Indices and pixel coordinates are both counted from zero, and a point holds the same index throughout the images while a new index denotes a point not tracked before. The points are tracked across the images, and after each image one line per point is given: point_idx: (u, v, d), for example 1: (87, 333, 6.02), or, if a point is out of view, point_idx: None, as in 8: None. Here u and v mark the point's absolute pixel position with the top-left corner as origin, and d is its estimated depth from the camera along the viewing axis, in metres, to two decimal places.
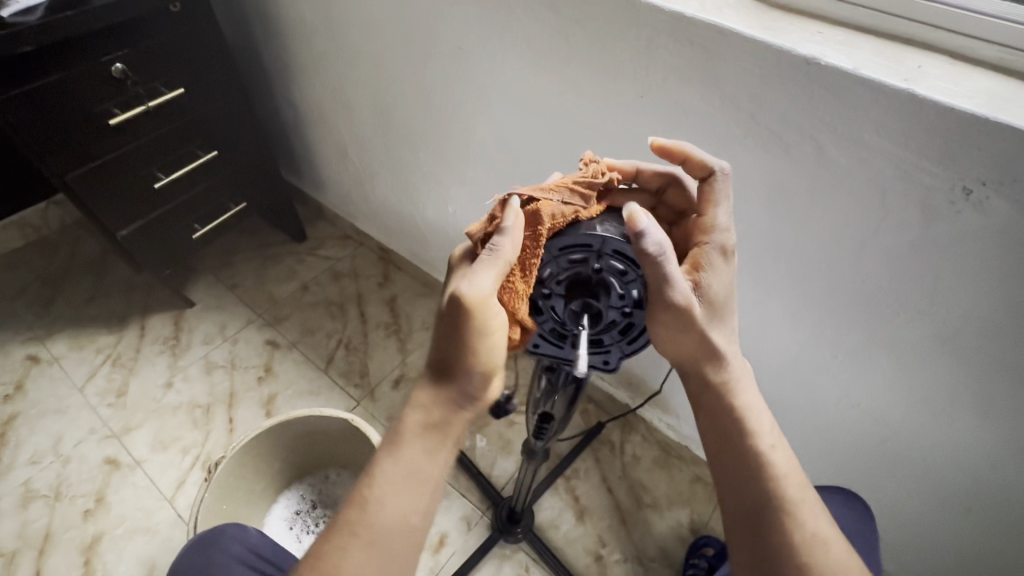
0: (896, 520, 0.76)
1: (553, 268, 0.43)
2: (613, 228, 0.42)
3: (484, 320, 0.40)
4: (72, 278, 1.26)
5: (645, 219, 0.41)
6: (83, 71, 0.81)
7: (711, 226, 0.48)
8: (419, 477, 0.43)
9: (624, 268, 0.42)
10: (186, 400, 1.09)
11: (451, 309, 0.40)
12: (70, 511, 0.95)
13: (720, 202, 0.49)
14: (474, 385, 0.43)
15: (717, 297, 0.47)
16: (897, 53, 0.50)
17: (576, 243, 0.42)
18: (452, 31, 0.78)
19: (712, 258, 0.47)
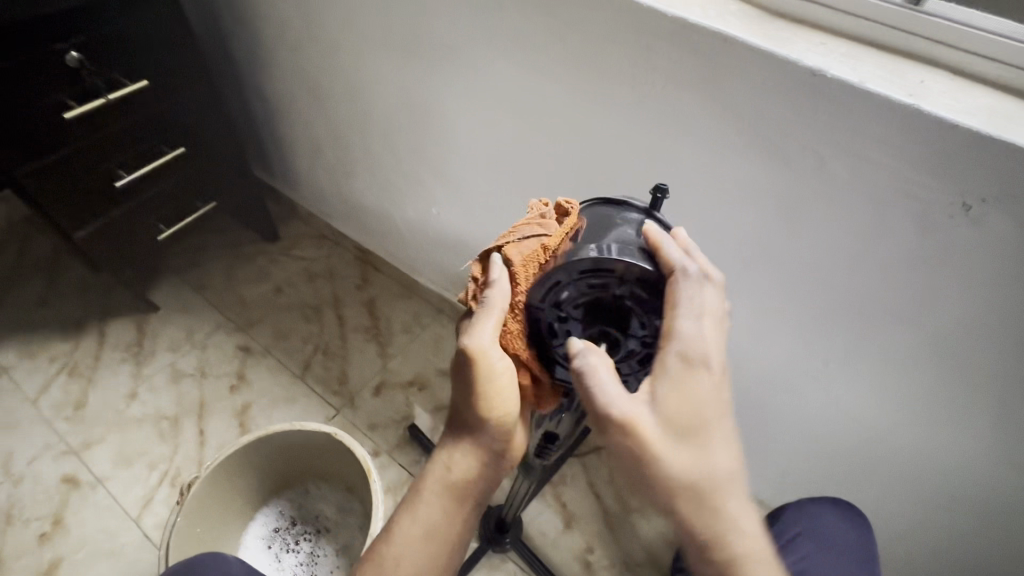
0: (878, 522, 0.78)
1: (572, 293, 0.41)
2: (634, 253, 0.41)
3: (487, 371, 0.45)
4: (20, 280, 1.17)
5: (585, 350, 0.41)
6: (34, 60, 0.74)
7: (669, 335, 0.41)
8: (441, 534, 0.48)
9: (645, 297, 0.41)
10: (152, 411, 1.02)
11: (460, 362, 0.45)
12: (24, 534, 0.88)
13: (685, 309, 0.40)
14: (485, 436, 0.48)
15: (681, 412, 0.41)
16: (900, 67, 0.49)
17: (599, 269, 0.40)
18: (439, 27, 0.74)
19: (673, 368, 0.41)
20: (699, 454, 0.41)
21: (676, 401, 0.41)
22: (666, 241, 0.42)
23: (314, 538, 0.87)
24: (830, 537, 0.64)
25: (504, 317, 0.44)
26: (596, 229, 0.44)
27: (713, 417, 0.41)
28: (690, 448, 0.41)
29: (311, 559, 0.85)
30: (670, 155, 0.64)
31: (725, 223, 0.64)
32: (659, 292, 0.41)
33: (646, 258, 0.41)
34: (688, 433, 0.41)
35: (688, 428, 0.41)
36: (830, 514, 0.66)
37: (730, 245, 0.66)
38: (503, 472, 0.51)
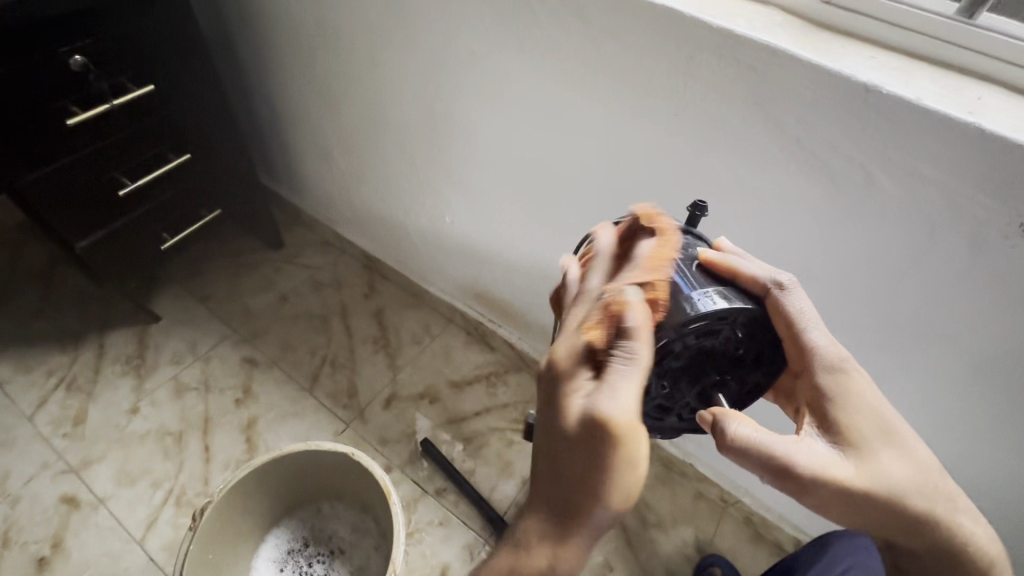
0: None
1: (679, 346, 0.41)
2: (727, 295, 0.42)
3: (633, 452, 0.37)
4: (14, 291, 1.12)
5: (738, 422, 0.40)
6: (37, 65, 0.71)
7: (804, 349, 0.43)
8: None
9: (739, 335, 0.43)
10: (154, 427, 0.99)
11: (600, 440, 0.37)
12: (22, 559, 0.84)
13: (806, 322, 0.43)
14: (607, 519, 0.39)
15: (865, 432, 0.41)
16: (956, 82, 0.48)
17: (707, 320, 0.40)
18: (465, 34, 0.72)
19: (830, 386, 0.42)
20: (910, 460, 0.40)
21: (854, 422, 0.41)
22: (739, 264, 0.44)
23: (328, 560, 0.84)
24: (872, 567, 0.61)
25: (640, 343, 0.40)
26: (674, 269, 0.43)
27: (896, 421, 0.41)
28: (895, 461, 0.40)
29: None
30: (706, 168, 0.62)
31: (763, 238, 0.63)
32: (758, 327, 0.43)
33: (738, 297, 0.42)
34: (888, 454, 0.40)
35: (881, 445, 0.41)
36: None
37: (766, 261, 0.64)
38: None
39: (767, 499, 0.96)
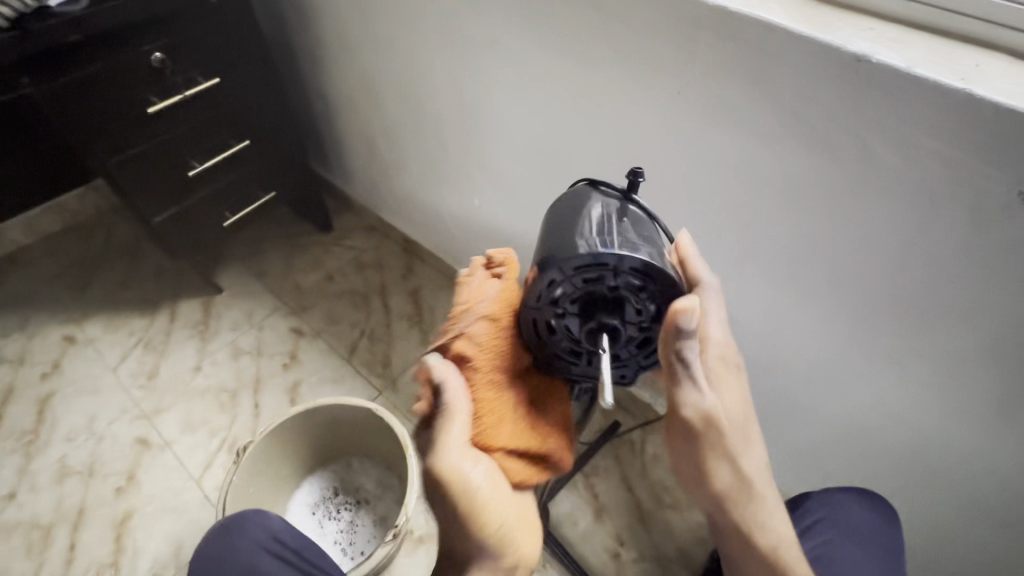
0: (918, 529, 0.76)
1: (567, 289, 0.43)
2: (628, 245, 0.42)
3: (468, 485, 0.43)
4: (107, 262, 1.29)
5: (694, 315, 0.41)
6: (123, 60, 0.83)
7: (705, 339, 0.51)
8: None
9: (639, 284, 0.42)
10: (214, 383, 1.11)
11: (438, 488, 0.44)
12: (103, 487, 0.98)
13: (714, 319, 0.50)
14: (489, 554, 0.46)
15: (727, 426, 0.49)
16: (952, 50, 0.48)
17: (591, 262, 0.42)
18: (486, 23, 0.77)
19: (716, 373, 0.51)
20: (750, 440, 0.51)
21: (729, 398, 0.51)
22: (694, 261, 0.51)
23: (354, 509, 0.92)
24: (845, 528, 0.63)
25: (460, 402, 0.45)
26: (588, 219, 0.46)
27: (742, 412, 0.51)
28: (738, 458, 0.50)
29: (351, 528, 0.90)
30: (710, 146, 0.64)
31: (767, 213, 0.64)
32: (654, 280, 0.42)
33: (641, 248, 0.42)
34: (737, 448, 0.49)
35: (737, 424, 0.50)
36: (862, 510, 0.64)
37: (771, 236, 0.65)
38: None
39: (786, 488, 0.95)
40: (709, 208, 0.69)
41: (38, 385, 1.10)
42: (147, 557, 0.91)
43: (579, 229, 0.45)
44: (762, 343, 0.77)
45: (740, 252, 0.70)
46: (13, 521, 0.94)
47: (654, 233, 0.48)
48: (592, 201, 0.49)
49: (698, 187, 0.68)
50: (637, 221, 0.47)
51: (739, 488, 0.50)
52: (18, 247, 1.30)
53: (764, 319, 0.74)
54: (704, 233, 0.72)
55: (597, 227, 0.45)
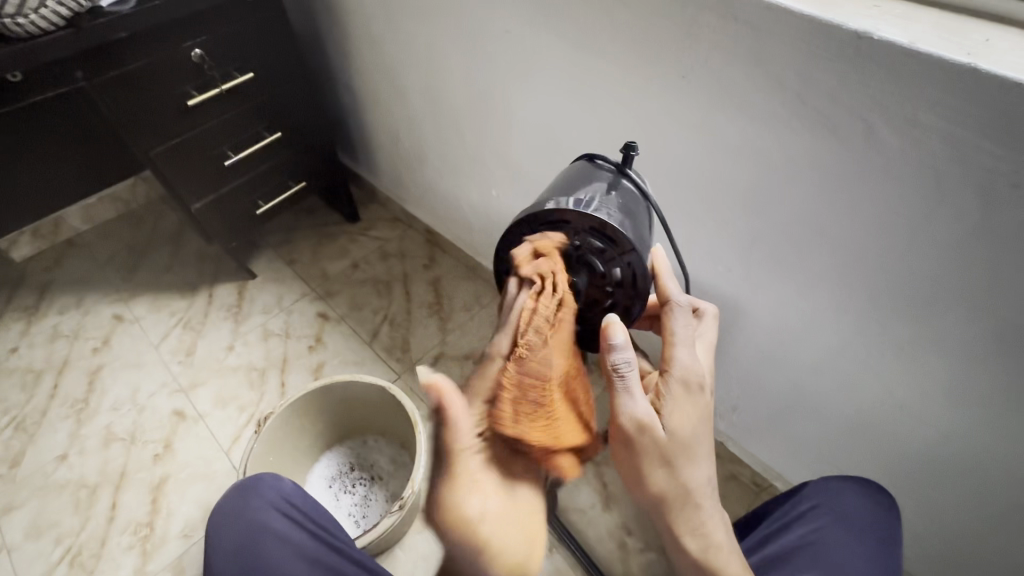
0: (935, 523, 0.75)
1: (539, 246, 0.51)
2: (595, 208, 0.48)
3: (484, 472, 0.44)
4: (153, 247, 1.38)
5: (620, 332, 0.47)
6: (165, 56, 0.90)
7: (669, 359, 0.52)
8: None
9: (601, 246, 0.48)
10: (245, 362, 1.18)
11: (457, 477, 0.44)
12: (143, 453, 1.06)
13: (678, 338, 0.53)
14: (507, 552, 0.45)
15: (670, 437, 0.49)
16: (963, 25, 0.47)
17: (558, 219, 0.49)
18: (499, 14, 0.79)
19: (675, 392, 0.51)
20: (692, 456, 0.50)
21: (679, 417, 0.50)
22: (665, 279, 0.54)
23: (368, 484, 0.96)
24: (851, 512, 0.64)
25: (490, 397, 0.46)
26: (574, 186, 0.53)
27: (695, 430, 0.50)
28: (680, 471, 0.50)
29: (365, 502, 0.94)
30: (714, 131, 0.64)
31: (771, 198, 0.64)
32: (614, 243, 0.48)
33: (605, 213, 0.48)
34: (677, 462, 0.49)
35: (683, 441, 0.50)
36: (853, 491, 0.65)
37: (777, 223, 0.65)
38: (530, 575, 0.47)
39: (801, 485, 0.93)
40: (715, 192, 0.69)
41: (90, 358, 1.19)
42: (179, 519, 0.98)
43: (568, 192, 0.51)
44: (772, 333, 0.77)
45: (746, 236, 0.70)
46: (64, 480, 1.03)
47: (637, 207, 0.52)
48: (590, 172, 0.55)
49: (703, 172, 0.68)
50: (621, 194, 0.53)
51: (681, 499, 0.51)
52: (76, 232, 1.41)
53: (773, 308, 0.74)
54: (711, 218, 0.72)
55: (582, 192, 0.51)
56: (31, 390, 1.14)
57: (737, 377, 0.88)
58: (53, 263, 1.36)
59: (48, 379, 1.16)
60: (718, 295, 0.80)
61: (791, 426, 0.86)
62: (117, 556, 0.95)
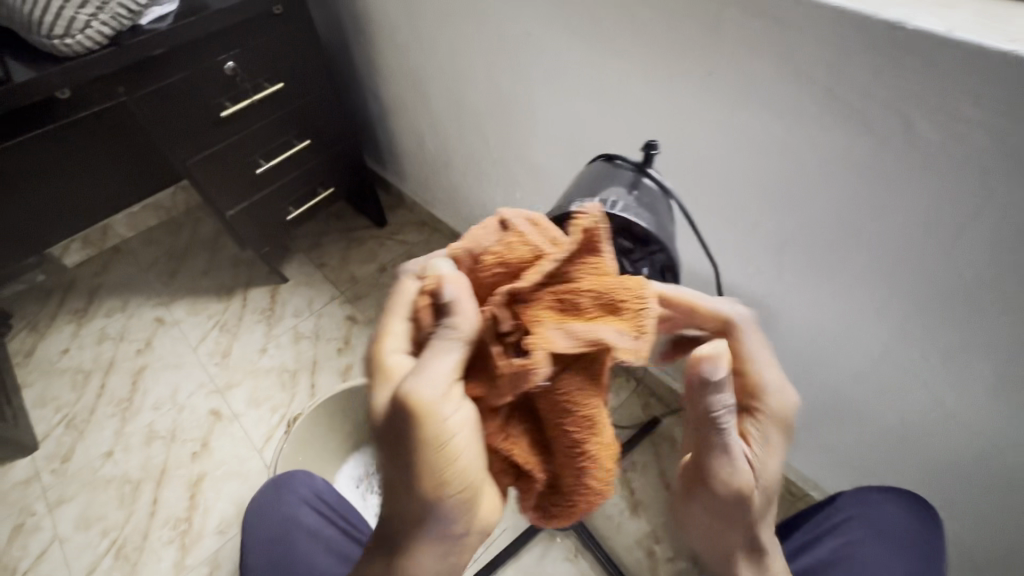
0: (987, 537, 0.71)
1: None
2: (621, 210, 0.47)
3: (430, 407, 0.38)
4: (191, 253, 1.44)
5: (719, 363, 0.40)
6: (199, 69, 0.93)
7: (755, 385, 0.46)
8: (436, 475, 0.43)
9: (629, 247, 0.47)
10: (277, 364, 1.22)
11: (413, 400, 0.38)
12: (181, 451, 1.10)
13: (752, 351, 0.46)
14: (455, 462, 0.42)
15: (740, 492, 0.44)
16: (1007, 13, 0.45)
17: None
18: (520, 17, 0.79)
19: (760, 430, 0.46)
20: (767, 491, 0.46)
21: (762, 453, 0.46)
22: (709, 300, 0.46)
23: None
24: (891, 526, 0.61)
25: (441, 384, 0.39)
26: (595, 189, 0.52)
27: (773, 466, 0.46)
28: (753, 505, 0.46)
29: None
30: (740, 128, 0.62)
31: (802, 197, 0.61)
32: (642, 240, 0.47)
33: (633, 214, 0.47)
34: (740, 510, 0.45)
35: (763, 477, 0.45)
36: (897, 506, 0.62)
37: (810, 223, 0.63)
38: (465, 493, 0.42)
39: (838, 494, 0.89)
40: (744, 191, 0.67)
41: (134, 359, 1.25)
42: (215, 515, 1.02)
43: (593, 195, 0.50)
44: (807, 337, 0.74)
45: (776, 238, 0.68)
46: (110, 475, 1.08)
47: (663, 206, 0.51)
48: (614, 174, 0.54)
49: (730, 172, 0.66)
50: (646, 195, 0.51)
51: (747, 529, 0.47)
52: (122, 239, 1.48)
53: (808, 311, 0.71)
54: (740, 219, 0.70)
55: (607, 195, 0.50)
56: (81, 389, 1.21)
57: None
58: (101, 269, 1.44)
59: (96, 379, 1.23)
60: (748, 299, 0.78)
61: (828, 433, 0.82)
62: (157, 550, 0.99)
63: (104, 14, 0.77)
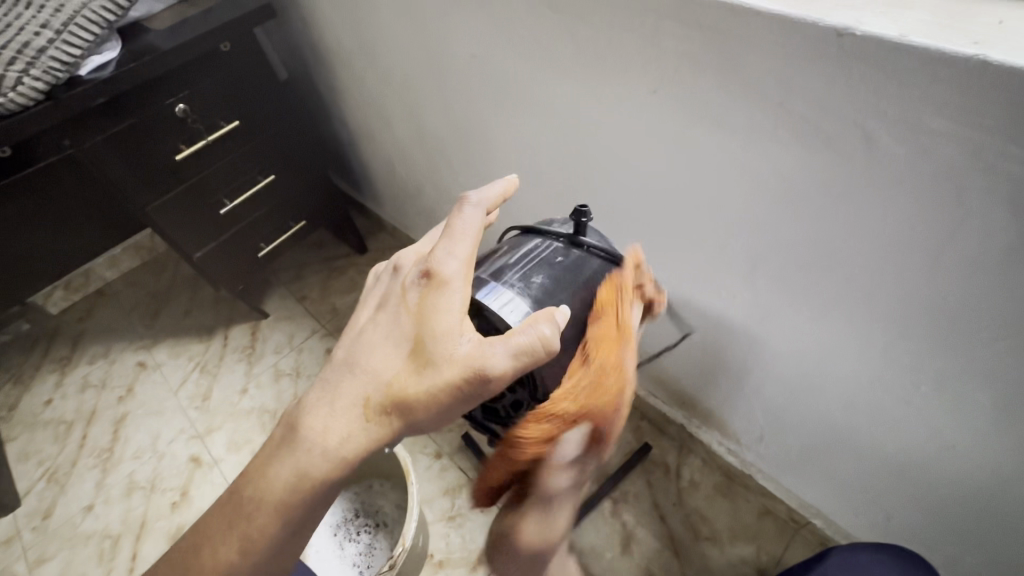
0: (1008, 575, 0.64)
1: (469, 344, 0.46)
2: (510, 295, 0.45)
3: (440, 346, 0.40)
4: (173, 293, 1.42)
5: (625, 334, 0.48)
6: (148, 114, 0.91)
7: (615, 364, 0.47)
8: (289, 442, 0.43)
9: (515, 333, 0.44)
10: (257, 405, 1.18)
11: (423, 344, 0.41)
12: (161, 502, 1.07)
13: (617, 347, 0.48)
14: (323, 445, 0.42)
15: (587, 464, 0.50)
16: (968, 9, 0.40)
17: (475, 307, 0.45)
18: (465, 39, 0.75)
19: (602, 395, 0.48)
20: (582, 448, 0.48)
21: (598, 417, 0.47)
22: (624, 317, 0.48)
23: (373, 531, 0.93)
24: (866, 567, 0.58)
25: (405, 366, 0.42)
26: (516, 261, 0.49)
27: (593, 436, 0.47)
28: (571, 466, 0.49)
29: (370, 550, 0.92)
30: (692, 146, 0.57)
31: (767, 218, 0.56)
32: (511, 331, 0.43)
33: (525, 299, 0.45)
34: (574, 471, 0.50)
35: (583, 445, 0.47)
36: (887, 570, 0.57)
37: (777, 244, 0.58)
38: (297, 480, 0.43)
39: (844, 524, 0.83)
40: (706, 212, 0.62)
41: (116, 407, 1.23)
42: None
43: (492, 274, 0.48)
44: (790, 361, 0.68)
45: (746, 260, 0.62)
46: (90, 530, 1.06)
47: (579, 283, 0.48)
48: (532, 245, 0.51)
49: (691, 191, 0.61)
50: (560, 272, 0.48)
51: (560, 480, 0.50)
52: (105, 281, 1.47)
53: (790, 335, 0.65)
54: (706, 239, 0.65)
55: (512, 273, 0.48)
56: (63, 441, 1.19)
57: (760, 407, 0.79)
58: (85, 314, 1.43)
59: (78, 430, 1.21)
60: (725, 322, 0.72)
61: (826, 462, 0.76)
62: None
63: (36, 69, 0.75)
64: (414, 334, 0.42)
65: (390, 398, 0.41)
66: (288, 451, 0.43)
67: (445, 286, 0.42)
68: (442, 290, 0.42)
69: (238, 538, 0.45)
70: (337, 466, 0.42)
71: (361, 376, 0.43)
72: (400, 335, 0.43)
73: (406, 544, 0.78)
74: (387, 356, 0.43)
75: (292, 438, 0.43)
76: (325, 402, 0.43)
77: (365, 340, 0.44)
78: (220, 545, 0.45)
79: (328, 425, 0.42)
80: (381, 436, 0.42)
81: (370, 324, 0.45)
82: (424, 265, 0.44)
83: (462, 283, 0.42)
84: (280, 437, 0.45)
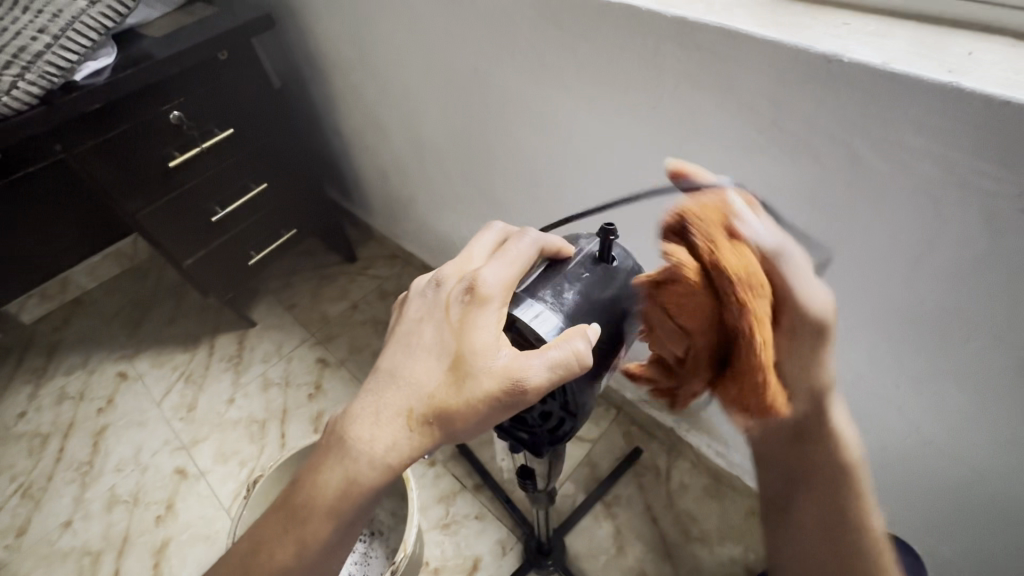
0: (979, 564, 0.68)
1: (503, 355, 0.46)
2: (543, 307, 0.45)
3: (482, 361, 0.42)
4: (156, 301, 1.40)
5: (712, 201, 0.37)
6: (143, 120, 0.90)
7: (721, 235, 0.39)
8: (336, 450, 0.44)
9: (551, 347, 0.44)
10: (245, 415, 1.17)
11: (465, 358, 0.43)
12: (145, 516, 1.05)
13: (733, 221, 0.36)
14: (369, 453, 0.43)
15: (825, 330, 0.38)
16: (942, 40, 0.44)
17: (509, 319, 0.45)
18: (466, 54, 0.77)
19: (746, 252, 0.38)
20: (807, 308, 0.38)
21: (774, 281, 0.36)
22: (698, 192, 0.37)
23: (368, 540, 0.93)
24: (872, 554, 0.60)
25: (446, 377, 0.43)
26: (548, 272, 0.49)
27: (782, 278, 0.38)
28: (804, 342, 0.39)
29: (365, 559, 0.91)
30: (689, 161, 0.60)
31: None
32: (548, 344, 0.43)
33: (558, 312, 0.45)
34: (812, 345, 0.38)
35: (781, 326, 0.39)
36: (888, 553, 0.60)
37: None
38: (344, 486, 0.43)
39: None
40: None
41: (95, 419, 1.20)
42: None
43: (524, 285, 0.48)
44: None
45: None
46: (68, 547, 1.02)
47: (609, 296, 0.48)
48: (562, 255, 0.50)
49: None
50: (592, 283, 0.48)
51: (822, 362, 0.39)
52: (84, 290, 1.44)
53: None
54: None
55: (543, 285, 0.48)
56: (38, 455, 1.15)
57: None
58: (61, 323, 1.39)
59: (54, 443, 1.17)
60: None
61: None
62: None
63: (31, 74, 0.75)
64: (455, 348, 0.44)
65: (433, 408, 0.43)
66: (337, 458, 0.44)
67: (484, 303, 0.44)
68: (482, 306, 0.44)
69: (295, 540, 0.45)
70: (385, 474, 0.43)
71: (405, 386, 0.44)
72: (442, 349, 0.44)
73: (407, 551, 0.79)
74: (429, 367, 0.44)
75: (337, 445, 0.44)
76: (370, 411, 0.44)
77: (407, 350, 0.45)
78: (274, 554, 0.46)
79: (373, 434, 0.43)
80: (424, 444, 0.43)
81: (413, 335, 0.46)
82: (466, 281, 0.45)
83: (499, 300, 0.44)
84: (326, 443, 0.45)
